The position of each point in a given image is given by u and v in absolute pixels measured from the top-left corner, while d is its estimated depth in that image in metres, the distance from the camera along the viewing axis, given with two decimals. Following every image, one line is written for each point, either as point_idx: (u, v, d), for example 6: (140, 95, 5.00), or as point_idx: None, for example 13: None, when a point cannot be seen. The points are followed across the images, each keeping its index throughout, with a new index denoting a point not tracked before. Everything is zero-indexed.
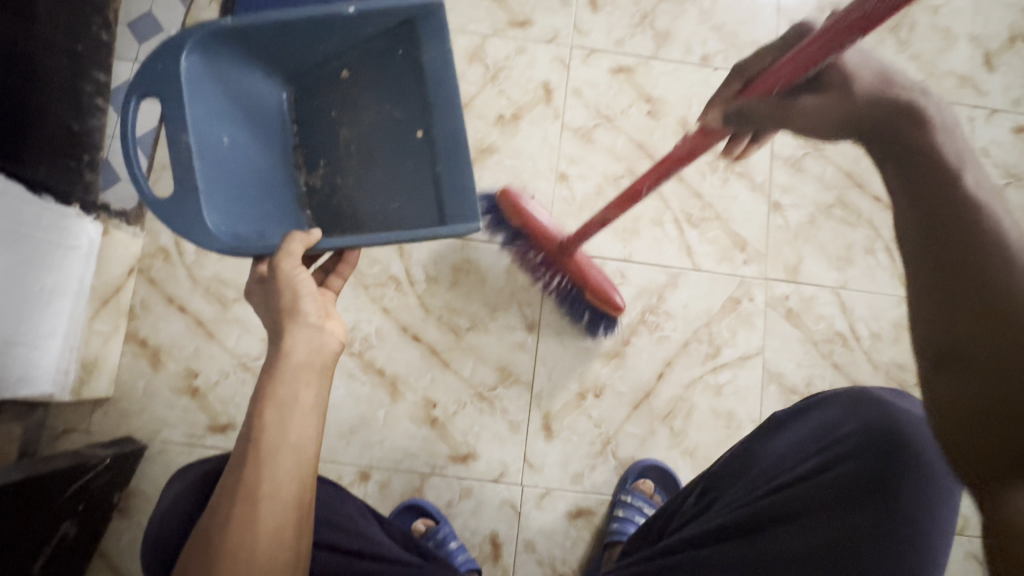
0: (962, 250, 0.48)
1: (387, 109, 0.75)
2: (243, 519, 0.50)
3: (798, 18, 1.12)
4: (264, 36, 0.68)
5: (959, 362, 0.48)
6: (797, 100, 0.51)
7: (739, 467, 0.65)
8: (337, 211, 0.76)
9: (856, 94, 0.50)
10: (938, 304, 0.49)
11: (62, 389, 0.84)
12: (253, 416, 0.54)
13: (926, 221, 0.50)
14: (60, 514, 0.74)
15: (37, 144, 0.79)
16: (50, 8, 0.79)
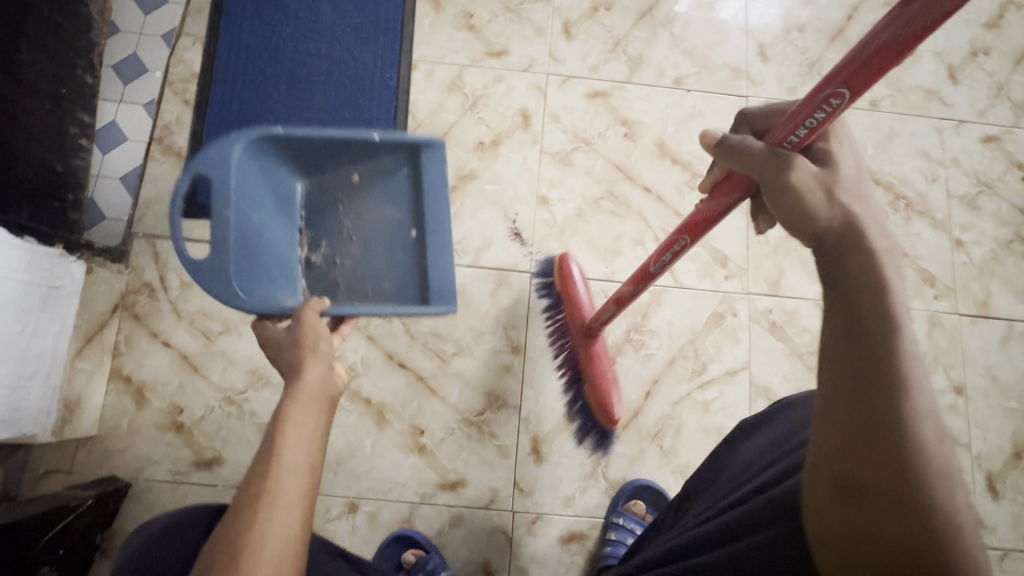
0: (886, 411, 0.38)
1: (388, 213, 0.83)
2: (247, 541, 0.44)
3: (765, 40, 1.16)
4: (298, 144, 0.79)
5: (861, 495, 0.38)
6: (794, 163, 0.45)
7: (715, 481, 0.62)
8: (333, 285, 0.85)
9: (844, 181, 0.44)
10: (853, 474, 0.39)
11: (44, 429, 0.83)
12: (270, 438, 0.53)
13: (849, 369, 0.40)
14: (40, 557, 0.73)
15: (19, 186, 0.80)
16: (32, 54, 0.81)
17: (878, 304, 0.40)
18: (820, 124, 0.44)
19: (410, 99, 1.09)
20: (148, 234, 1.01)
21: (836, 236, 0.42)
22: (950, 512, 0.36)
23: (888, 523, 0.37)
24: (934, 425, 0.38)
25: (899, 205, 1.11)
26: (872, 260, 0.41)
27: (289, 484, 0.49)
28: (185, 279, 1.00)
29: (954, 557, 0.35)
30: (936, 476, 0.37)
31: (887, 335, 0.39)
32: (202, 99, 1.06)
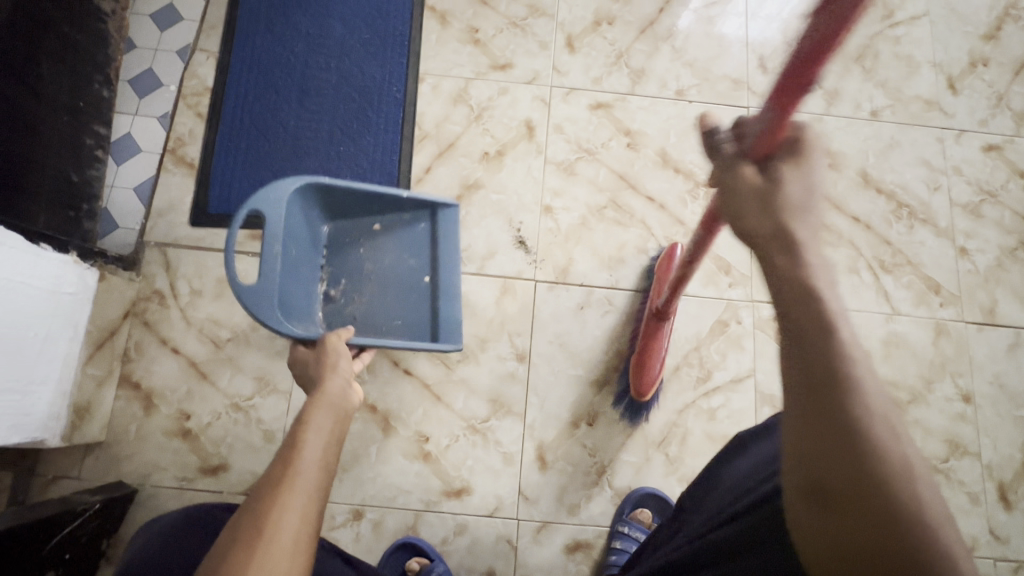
0: (838, 407, 0.37)
1: (404, 258, 0.94)
2: (263, 526, 0.45)
3: (765, 53, 1.18)
4: (337, 194, 0.89)
5: (831, 500, 0.36)
6: (742, 171, 0.49)
7: (706, 501, 0.61)
8: (349, 320, 0.92)
9: (788, 198, 0.46)
10: (823, 484, 0.37)
11: (53, 434, 0.84)
12: (291, 437, 0.55)
13: (799, 368, 0.40)
14: (45, 562, 0.73)
15: (35, 195, 0.82)
16: (51, 69, 0.84)
17: (810, 313, 0.41)
18: (765, 131, 0.48)
19: (416, 111, 1.11)
20: (160, 243, 1.03)
21: (768, 252, 0.45)
22: (920, 512, 0.34)
23: (864, 532, 0.35)
24: (887, 423, 0.37)
25: (902, 213, 1.11)
26: (804, 274, 0.42)
27: (308, 477, 0.50)
28: (194, 287, 1.01)
29: (932, 559, 0.33)
30: (900, 475, 0.35)
31: (824, 339, 0.39)
32: (215, 112, 1.09)
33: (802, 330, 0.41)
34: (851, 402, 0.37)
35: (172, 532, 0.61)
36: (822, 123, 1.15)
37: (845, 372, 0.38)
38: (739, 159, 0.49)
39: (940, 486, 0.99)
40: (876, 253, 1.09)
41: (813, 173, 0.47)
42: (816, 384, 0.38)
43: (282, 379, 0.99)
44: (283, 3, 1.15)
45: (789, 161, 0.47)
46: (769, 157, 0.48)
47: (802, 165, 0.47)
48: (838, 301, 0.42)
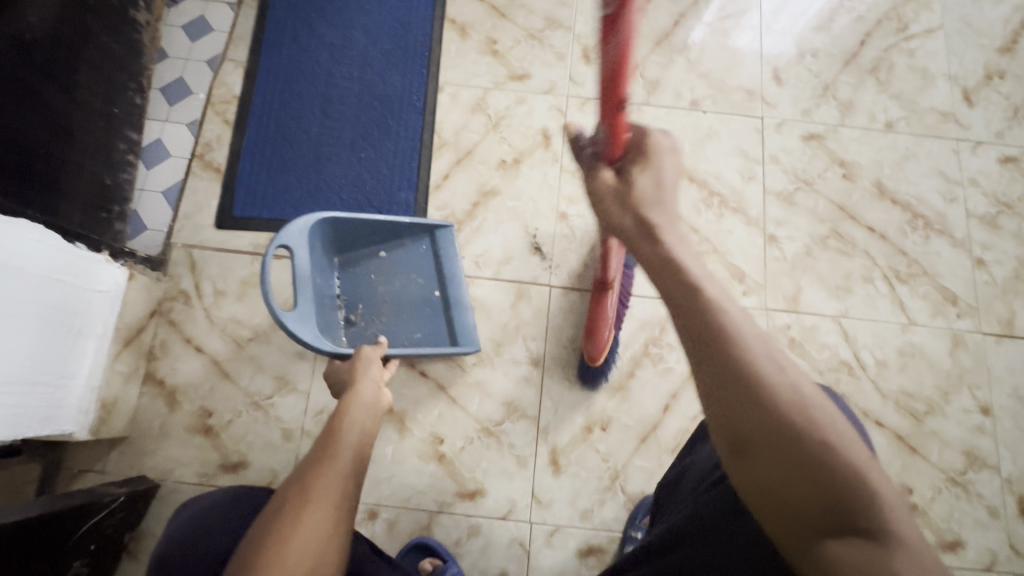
0: (731, 357, 0.41)
1: (412, 278, 0.98)
2: (307, 489, 0.53)
3: (780, 64, 1.19)
4: (343, 226, 0.93)
5: (753, 446, 0.39)
6: (599, 174, 0.56)
7: (679, 488, 0.66)
8: (372, 339, 0.95)
9: (641, 194, 0.53)
10: (739, 436, 0.40)
11: (82, 428, 0.87)
12: (329, 428, 0.62)
13: (691, 329, 0.43)
14: (71, 553, 0.75)
15: (71, 196, 0.86)
16: (89, 77, 0.88)
17: (679, 279, 0.45)
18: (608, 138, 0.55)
19: (435, 120, 1.14)
20: (186, 244, 1.06)
21: (636, 239, 0.50)
22: (819, 430, 0.39)
23: (785, 470, 0.38)
24: (771, 361, 0.41)
25: (918, 223, 1.11)
26: (664, 249, 0.48)
27: (344, 460, 0.58)
28: (218, 287, 1.04)
29: (841, 475, 0.38)
30: (794, 406, 0.40)
31: (699, 301, 0.43)
32: (241, 119, 1.13)
33: (677, 295, 0.45)
34: (734, 353, 0.41)
35: (211, 515, 0.64)
36: (837, 133, 1.16)
37: (721, 324, 0.42)
38: (595, 162, 0.57)
39: (958, 499, 0.98)
40: (891, 263, 1.09)
41: (661, 169, 0.54)
42: (703, 344, 0.42)
43: (302, 378, 1.01)
44: (308, 15, 1.19)
45: (637, 164, 0.55)
46: (620, 159, 0.56)
47: (651, 161, 0.55)
48: (698, 266, 0.46)
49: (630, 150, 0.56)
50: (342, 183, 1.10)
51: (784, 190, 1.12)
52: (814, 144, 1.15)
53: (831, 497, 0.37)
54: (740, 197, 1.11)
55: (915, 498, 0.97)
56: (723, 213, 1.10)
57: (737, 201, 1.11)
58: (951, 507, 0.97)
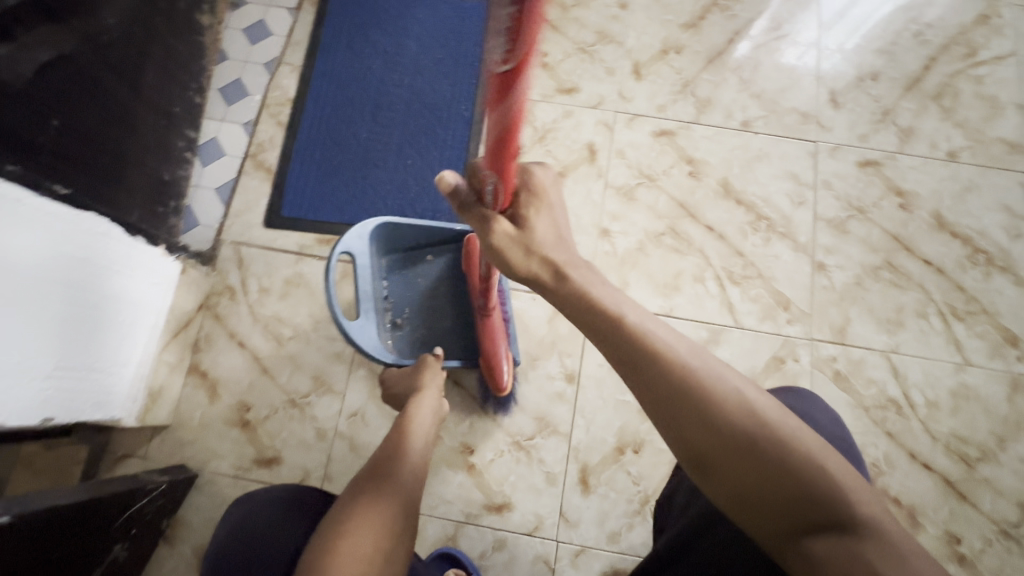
0: (673, 385, 0.47)
1: (458, 284, 1.00)
2: (380, 492, 0.66)
3: (837, 86, 1.16)
4: (399, 230, 0.95)
5: (712, 461, 0.46)
6: (495, 224, 0.54)
7: (674, 499, 0.66)
8: (417, 345, 0.97)
9: (541, 240, 0.55)
10: (701, 452, 0.46)
11: (129, 414, 0.90)
12: (397, 431, 0.76)
13: (632, 367, 0.50)
14: (114, 536, 0.78)
15: (132, 190, 0.89)
16: (155, 77, 0.92)
17: (606, 319, 0.52)
18: (495, 195, 0.51)
19: (482, 130, 1.15)
20: (234, 241, 1.09)
21: (557, 290, 0.55)
22: (767, 431, 0.45)
23: (750, 477, 0.44)
24: (709, 376, 0.47)
25: (978, 259, 1.06)
26: (578, 288, 0.54)
27: (409, 467, 0.71)
28: (263, 285, 1.07)
29: (800, 466, 0.44)
30: (743, 415, 0.45)
31: (635, 338, 0.50)
32: (294, 122, 1.15)
33: (614, 334, 0.51)
34: (678, 378, 0.47)
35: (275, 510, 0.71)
36: (895, 161, 1.12)
37: (658, 352, 0.49)
38: (485, 213, 0.53)
39: (1010, 553, 0.92)
40: (947, 299, 1.04)
41: (555, 206, 0.55)
42: (651, 375, 0.48)
43: (338, 380, 1.02)
44: (364, 22, 1.22)
45: (532, 207, 0.54)
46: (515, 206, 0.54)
47: (541, 199, 0.55)
48: (611, 296, 0.53)
49: (523, 190, 0.55)
50: (387, 189, 1.11)
51: (836, 217, 1.09)
52: (870, 171, 1.11)
53: (796, 491, 0.43)
54: (789, 222, 1.09)
55: (963, 548, 0.92)
56: (771, 238, 1.07)
57: (785, 226, 1.08)
58: (1002, 560, 0.92)
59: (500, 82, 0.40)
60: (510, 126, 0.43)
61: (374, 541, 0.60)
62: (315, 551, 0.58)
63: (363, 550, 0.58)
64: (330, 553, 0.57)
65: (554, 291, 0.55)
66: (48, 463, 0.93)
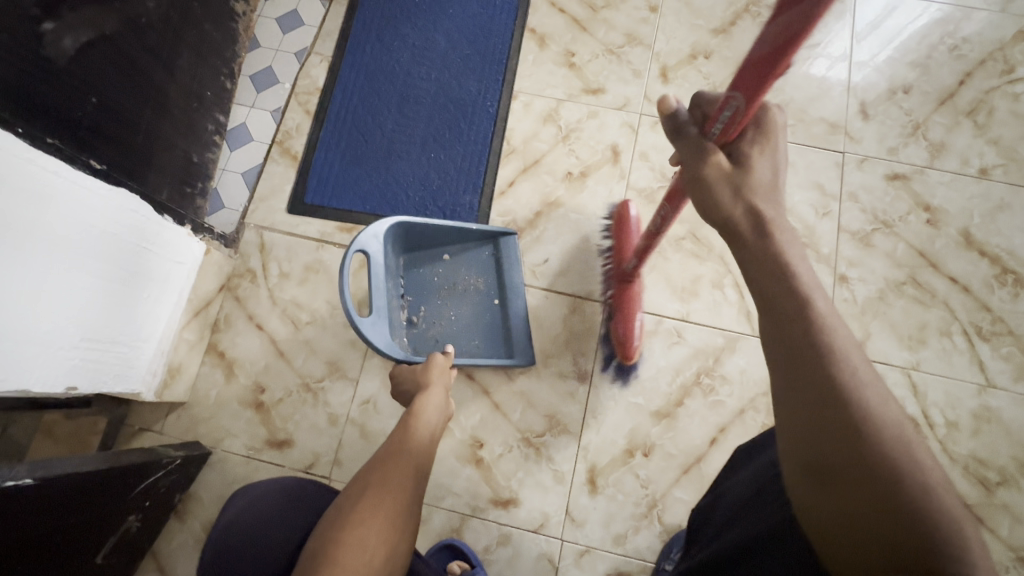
0: (824, 378, 0.40)
1: (473, 284, 1.01)
2: (386, 480, 0.67)
3: (868, 98, 1.14)
4: (417, 229, 0.96)
5: (829, 472, 0.39)
6: (712, 152, 0.55)
7: (713, 516, 0.63)
8: (431, 342, 0.97)
9: (756, 179, 0.53)
10: (820, 456, 0.39)
11: (148, 388, 0.91)
12: (406, 419, 0.77)
13: (782, 351, 0.43)
14: (128, 506, 0.79)
15: (162, 170, 0.91)
16: (189, 62, 0.94)
17: (792, 293, 0.45)
18: (730, 121, 0.54)
19: (506, 127, 1.15)
20: (258, 225, 1.11)
21: (751, 244, 0.50)
22: (915, 469, 0.37)
23: (868, 507, 0.36)
24: (874, 390, 0.40)
25: (1006, 279, 1.04)
26: (775, 248, 0.49)
27: (414, 464, 0.71)
28: (283, 270, 1.08)
29: (937, 523, 0.35)
30: (894, 441, 0.38)
31: (806, 311, 0.44)
32: (322, 111, 1.17)
33: (785, 301, 0.45)
34: (839, 370, 0.41)
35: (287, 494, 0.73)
36: (924, 175, 1.10)
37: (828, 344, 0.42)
38: (705, 143, 0.56)
39: None
40: (972, 319, 1.02)
41: (778, 151, 0.54)
42: (804, 349, 0.42)
43: (352, 366, 1.03)
44: (395, 16, 1.23)
45: (754, 143, 0.55)
46: (736, 142, 0.56)
47: (768, 141, 0.55)
48: (809, 273, 0.47)
49: (750, 127, 0.55)
50: (410, 181, 1.12)
51: (861, 230, 1.07)
52: (898, 185, 1.09)
53: (916, 539, 0.35)
54: (812, 232, 1.07)
55: None
56: None
57: (808, 235, 1.07)
58: None
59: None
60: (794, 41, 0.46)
61: (379, 532, 0.62)
62: (323, 537, 0.61)
63: (367, 540, 0.61)
64: (337, 541, 0.60)
65: (750, 247, 0.50)
66: (68, 430, 0.97)
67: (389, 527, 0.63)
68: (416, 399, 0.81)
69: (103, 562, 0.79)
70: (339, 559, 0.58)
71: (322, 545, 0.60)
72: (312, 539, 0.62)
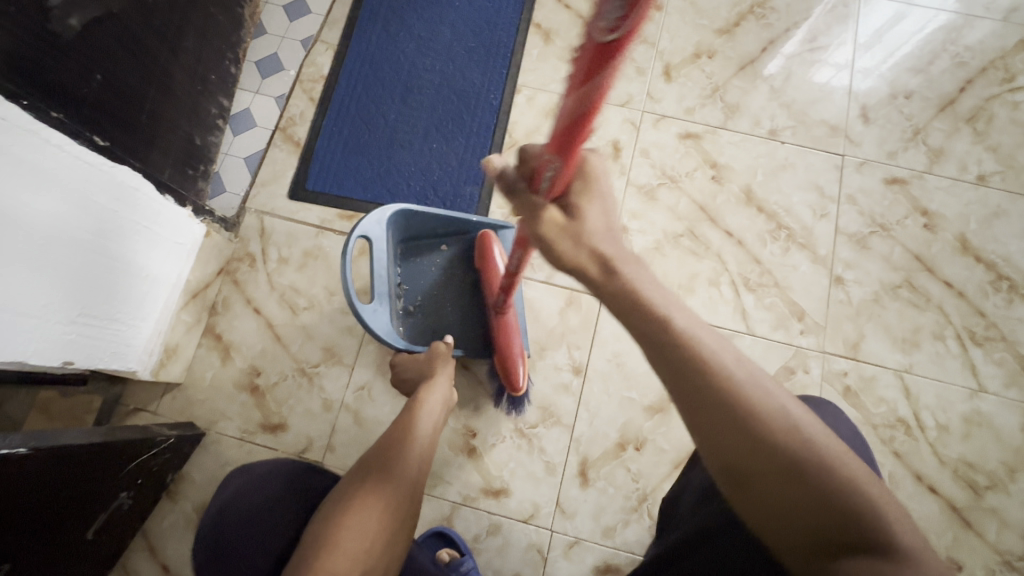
0: (716, 400, 0.40)
1: (471, 276, 1.01)
2: (384, 471, 0.67)
3: (869, 102, 1.15)
4: (417, 219, 0.96)
5: (748, 481, 0.40)
6: (544, 212, 0.49)
7: (681, 503, 0.63)
8: (428, 333, 0.98)
9: (591, 229, 0.49)
10: (736, 468, 0.40)
11: (145, 367, 0.92)
12: (407, 412, 0.77)
13: (673, 380, 0.42)
14: (119, 483, 0.79)
15: (164, 150, 0.91)
16: (193, 43, 0.94)
17: (649, 317, 0.44)
18: (553, 184, 0.48)
19: (509, 120, 1.16)
20: (259, 210, 1.11)
21: (602, 287, 0.47)
22: (816, 455, 0.39)
23: (791, 503, 0.38)
24: (755, 391, 0.41)
25: (1001, 285, 1.05)
26: (624, 286, 0.46)
27: (416, 453, 0.71)
28: (283, 255, 1.09)
29: (846, 489, 0.38)
30: (790, 436, 0.39)
31: (668, 332, 0.43)
32: (326, 99, 1.17)
33: (651, 333, 0.43)
34: (719, 387, 0.40)
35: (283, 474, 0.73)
36: (923, 180, 1.11)
37: (702, 363, 0.41)
38: (534, 201, 0.49)
39: None
40: (966, 323, 1.03)
41: (608, 195, 0.50)
42: (684, 376, 0.41)
43: (348, 352, 1.04)
44: (402, 7, 1.24)
45: (581, 198, 0.50)
46: (568, 193, 0.50)
47: (592, 185, 0.50)
48: (659, 295, 0.45)
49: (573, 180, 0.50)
50: (411, 171, 1.13)
51: (858, 233, 1.08)
52: (896, 188, 1.10)
53: (840, 519, 0.37)
54: (810, 233, 1.08)
55: None
56: (790, 247, 1.07)
57: (806, 236, 1.08)
58: None
59: (597, 55, 0.36)
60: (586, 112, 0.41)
61: (380, 520, 0.62)
62: (321, 529, 0.61)
63: (370, 527, 0.61)
64: (337, 526, 0.61)
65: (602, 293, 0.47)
66: (62, 407, 0.98)
67: (388, 520, 0.63)
68: (419, 393, 0.80)
69: (93, 538, 0.79)
70: (339, 543, 0.59)
71: (321, 532, 0.61)
72: (308, 531, 0.62)
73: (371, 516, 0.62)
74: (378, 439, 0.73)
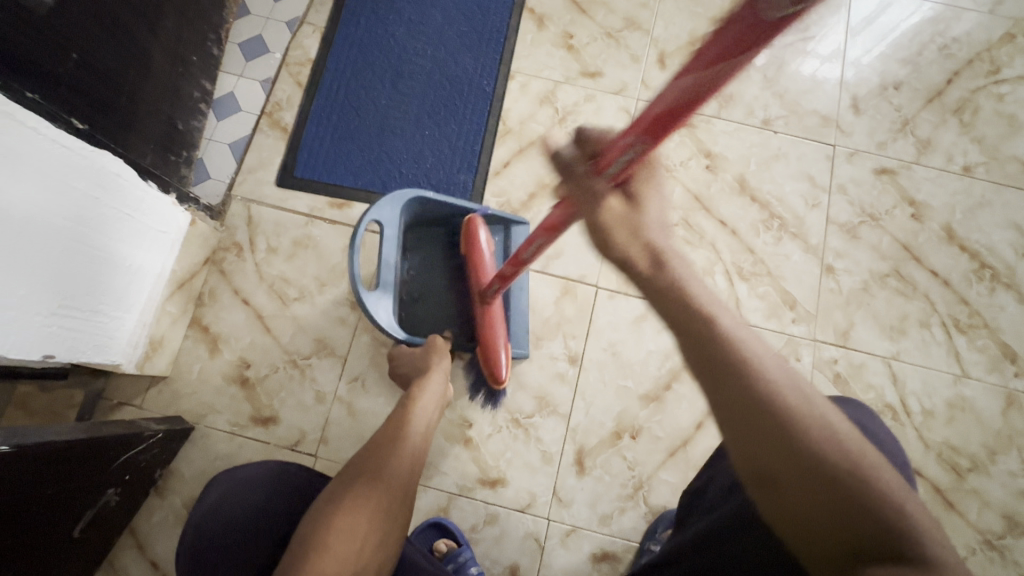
0: (756, 399, 0.41)
1: None
2: (380, 470, 0.66)
3: (860, 93, 1.16)
4: (429, 206, 0.94)
5: (776, 484, 0.40)
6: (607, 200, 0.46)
7: (706, 496, 0.63)
8: (428, 323, 0.96)
9: (649, 218, 0.46)
10: (769, 469, 0.40)
11: (129, 360, 0.89)
12: (403, 407, 0.75)
13: (715, 377, 0.42)
14: (107, 479, 0.77)
15: (145, 135, 0.88)
16: (175, 23, 0.90)
17: (693, 309, 0.43)
18: (628, 165, 0.44)
19: (502, 107, 1.14)
20: (245, 198, 1.08)
21: (649, 279, 0.45)
22: (843, 456, 0.39)
23: (822, 507, 0.38)
24: (794, 390, 0.41)
25: (984, 274, 1.07)
26: (671, 278, 0.44)
27: (409, 452, 0.70)
28: (271, 245, 1.06)
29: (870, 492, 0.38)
30: (822, 437, 0.40)
31: (709, 328, 0.42)
32: (314, 83, 1.14)
33: (694, 329, 0.43)
34: (757, 385, 0.41)
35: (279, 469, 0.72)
36: (911, 171, 1.12)
37: (742, 359, 0.42)
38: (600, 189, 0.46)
39: (993, 564, 0.94)
40: (951, 312, 1.05)
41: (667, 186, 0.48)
42: (728, 385, 0.41)
43: (340, 344, 1.02)
44: None
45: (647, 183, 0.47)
46: (631, 178, 0.46)
47: (655, 174, 0.47)
48: (705, 290, 0.44)
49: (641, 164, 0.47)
50: (404, 158, 1.10)
51: (848, 222, 1.09)
52: (885, 179, 1.12)
53: (862, 522, 0.37)
54: (802, 222, 1.09)
55: None
56: (783, 237, 1.07)
57: (798, 225, 1.09)
58: (984, 570, 0.93)
59: (753, 31, 0.32)
60: (694, 99, 0.39)
61: (369, 523, 0.61)
62: (312, 526, 0.60)
63: (358, 529, 0.60)
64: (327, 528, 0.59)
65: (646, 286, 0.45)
66: (40, 404, 0.94)
67: (382, 518, 0.62)
68: (412, 392, 0.78)
69: (79, 536, 0.77)
70: (328, 545, 0.58)
71: (313, 532, 0.60)
72: (299, 528, 0.61)
73: (364, 517, 0.61)
74: (370, 437, 0.72)
